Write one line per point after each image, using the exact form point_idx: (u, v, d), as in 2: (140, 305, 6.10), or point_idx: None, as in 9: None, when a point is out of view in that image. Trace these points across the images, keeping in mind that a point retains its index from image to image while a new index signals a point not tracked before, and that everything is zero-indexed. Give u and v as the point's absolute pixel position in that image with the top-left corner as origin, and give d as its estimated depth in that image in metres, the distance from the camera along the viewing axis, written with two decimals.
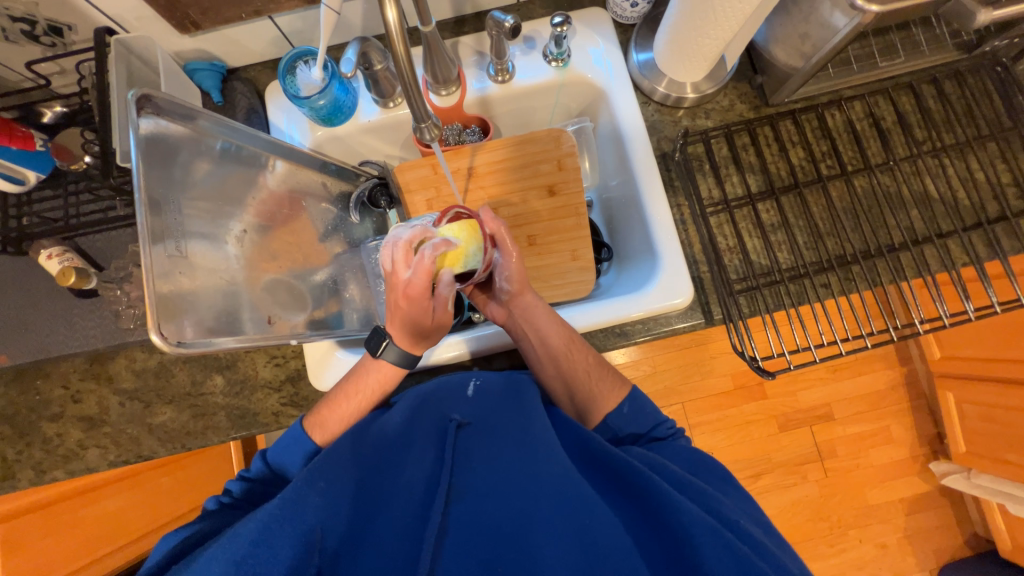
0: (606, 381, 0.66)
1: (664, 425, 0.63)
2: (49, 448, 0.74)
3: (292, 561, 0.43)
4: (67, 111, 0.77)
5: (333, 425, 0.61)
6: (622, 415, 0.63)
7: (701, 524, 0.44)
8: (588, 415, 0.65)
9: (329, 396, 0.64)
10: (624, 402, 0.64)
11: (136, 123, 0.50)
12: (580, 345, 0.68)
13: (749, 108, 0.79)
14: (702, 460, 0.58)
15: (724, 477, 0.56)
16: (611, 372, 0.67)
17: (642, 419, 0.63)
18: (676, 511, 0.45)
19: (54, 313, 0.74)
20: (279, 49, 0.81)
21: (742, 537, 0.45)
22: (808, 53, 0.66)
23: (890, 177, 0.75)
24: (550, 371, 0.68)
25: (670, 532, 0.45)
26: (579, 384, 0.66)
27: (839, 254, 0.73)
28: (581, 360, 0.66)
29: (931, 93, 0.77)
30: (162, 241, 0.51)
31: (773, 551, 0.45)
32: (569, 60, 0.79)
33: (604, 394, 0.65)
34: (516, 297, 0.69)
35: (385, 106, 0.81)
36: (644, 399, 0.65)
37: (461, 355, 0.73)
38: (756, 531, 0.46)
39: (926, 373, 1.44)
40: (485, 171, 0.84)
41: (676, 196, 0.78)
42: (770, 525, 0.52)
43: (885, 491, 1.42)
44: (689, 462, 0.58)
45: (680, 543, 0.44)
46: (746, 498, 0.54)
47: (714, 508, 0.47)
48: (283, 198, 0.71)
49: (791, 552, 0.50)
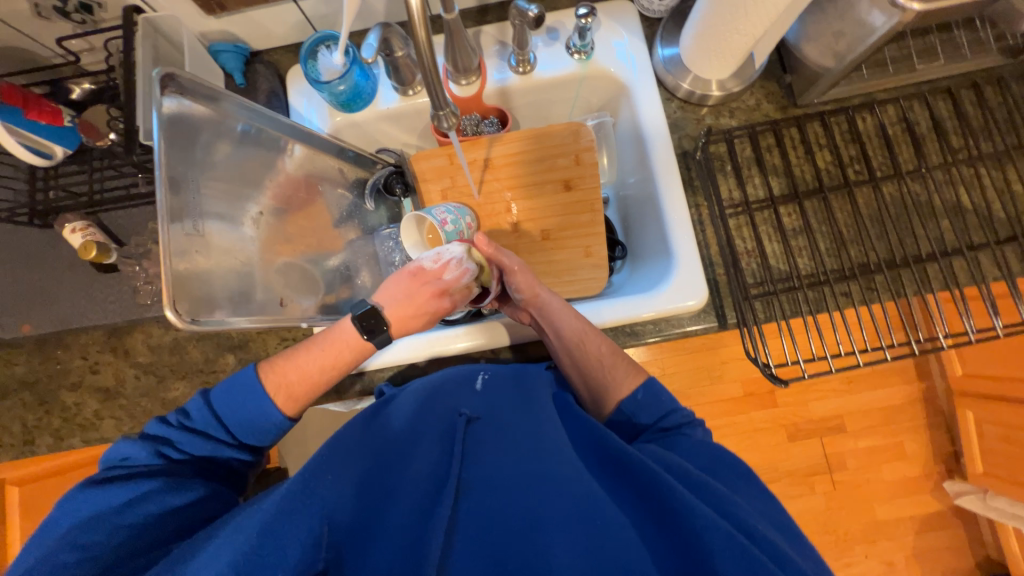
0: (620, 366, 0.64)
1: (677, 414, 0.60)
2: (67, 416, 0.76)
3: (302, 554, 0.44)
4: (95, 88, 0.77)
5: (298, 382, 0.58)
6: (636, 400, 0.61)
7: (718, 530, 0.43)
8: (603, 402, 0.63)
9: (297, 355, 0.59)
10: (639, 389, 0.62)
11: (159, 102, 0.51)
12: (594, 334, 0.66)
13: (776, 108, 0.77)
14: (722, 457, 0.55)
15: (742, 474, 0.53)
16: (625, 359, 0.65)
17: (657, 407, 0.60)
18: (692, 516, 0.44)
19: (77, 285, 0.76)
20: (301, 33, 0.81)
21: (757, 542, 0.44)
22: (843, 52, 0.64)
23: (922, 185, 0.72)
24: (567, 362, 0.67)
25: (684, 537, 0.44)
26: (596, 373, 0.64)
27: (862, 262, 0.71)
28: (596, 349, 0.65)
29: (971, 99, 0.73)
30: (180, 220, 0.52)
31: (791, 556, 0.43)
32: (592, 53, 0.78)
33: (619, 380, 0.63)
34: (540, 295, 0.68)
35: (405, 93, 0.80)
36: (660, 387, 0.62)
37: (499, 340, 0.73)
38: (774, 538, 0.44)
39: (946, 390, 1.39)
40: (502, 162, 0.83)
41: (695, 196, 0.76)
42: (788, 525, 0.50)
43: (895, 508, 1.39)
44: (707, 458, 0.55)
45: (696, 549, 0.43)
46: (766, 497, 0.52)
47: (729, 512, 0.46)
48: (300, 182, 0.72)
49: (806, 551, 0.49)
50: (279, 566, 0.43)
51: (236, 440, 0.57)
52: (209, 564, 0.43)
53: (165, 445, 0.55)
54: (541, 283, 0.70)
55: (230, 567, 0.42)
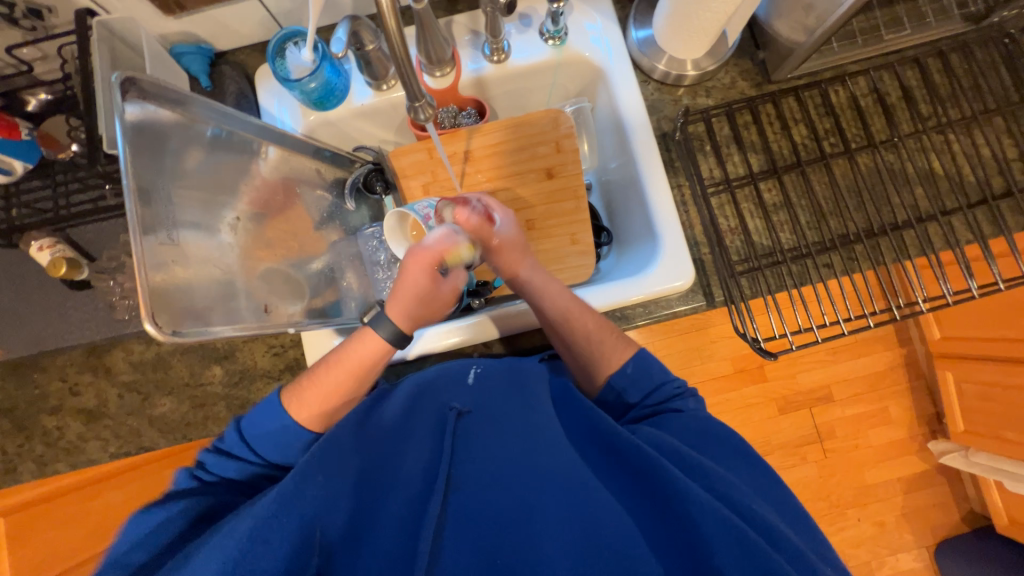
0: (608, 342, 0.63)
1: (671, 384, 0.61)
2: (49, 441, 0.74)
3: (290, 556, 0.42)
4: (51, 98, 0.73)
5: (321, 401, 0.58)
6: (626, 374, 0.61)
7: (713, 514, 0.43)
8: (594, 376, 0.64)
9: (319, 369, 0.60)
10: (628, 362, 0.62)
11: (120, 109, 0.49)
12: (581, 309, 0.65)
13: (751, 85, 0.77)
14: (714, 432, 0.56)
15: (736, 450, 0.54)
16: (615, 332, 0.65)
17: (644, 383, 0.61)
18: (688, 501, 0.44)
19: (49, 305, 0.73)
20: (267, 31, 0.79)
21: (753, 522, 0.44)
22: (812, 26, 0.65)
23: (895, 154, 0.74)
24: (555, 338, 0.66)
25: (681, 525, 0.45)
26: (584, 351, 0.64)
27: (842, 233, 0.72)
28: (580, 326, 0.63)
29: (937, 67, 0.75)
30: (153, 231, 0.51)
31: (786, 536, 0.44)
32: (566, 38, 0.77)
33: (609, 356, 0.63)
34: (519, 274, 0.67)
35: (379, 88, 0.79)
36: (651, 359, 0.63)
37: (491, 333, 0.73)
38: (769, 517, 0.45)
39: (925, 354, 1.44)
40: (482, 154, 0.82)
41: (677, 176, 0.76)
42: (786, 501, 0.51)
43: (883, 471, 1.44)
44: (698, 433, 0.55)
45: (693, 536, 0.44)
46: (762, 473, 0.52)
47: (725, 495, 0.46)
48: (277, 186, 0.70)
49: (806, 527, 0.49)
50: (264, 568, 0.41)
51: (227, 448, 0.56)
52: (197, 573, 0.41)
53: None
54: (524, 257, 0.67)
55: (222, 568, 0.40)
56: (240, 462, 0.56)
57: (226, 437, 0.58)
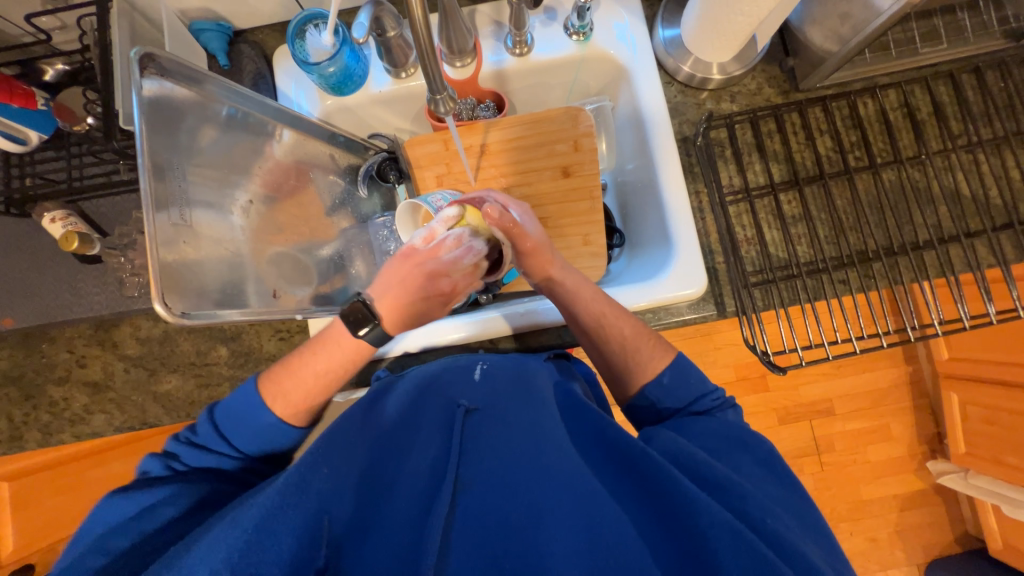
0: (644, 350, 0.61)
1: (710, 396, 0.59)
2: (55, 411, 0.75)
3: (296, 552, 0.43)
4: (70, 69, 0.74)
5: (292, 388, 0.56)
6: (663, 385, 0.59)
7: (722, 526, 0.42)
8: (624, 385, 0.62)
9: (296, 365, 0.57)
10: (664, 371, 0.59)
11: (138, 84, 0.49)
12: (615, 314, 0.63)
13: (777, 93, 0.76)
14: (743, 439, 0.54)
15: (763, 460, 0.52)
16: (651, 336, 0.63)
17: (688, 391, 0.58)
18: (698, 513, 0.43)
19: (59, 277, 0.74)
20: (287, 11, 0.77)
21: (767, 538, 0.43)
22: (847, 36, 0.63)
23: (921, 171, 0.72)
24: (588, 345, 0.65)
25: (690, 534, 0.43)
26: (618, 361, 0.62)
27: (861, 250, 0.71)
28: (618, 332, 0.62)
29: (972, 84, 0.73)
30: (165, 209, 0.50)
31: (804, 551, 0.42)
32: (591, 34, 0.75)
33: (644, 363, 0.60)
34: (552, 276, 0.64)
35: (398, 76, 0.78)
36: (687, 364, 0.60)
37: (502, 331, 0.72)
38: (783, 530, 0.43)
39: (931, 373, 1.43)
40: (498, 148, 0.81)
41: (695, 182, 0.75)
42: (808, 514, 0.49)
43: (880, 487, 1.43)
44: (723, 438, 0.53)
45: (700, 545, 0.43)
46: (790, 488, 0.50)
47: (739, 509, 0.45)
48: (290, 169, 0.69)
49: (828, 542, 0.47)
50: (269, 567, 0.41)
51: (225, 444, 0.55)
52: (203, 562, 0.40)
53: (168, 458, 0.55)
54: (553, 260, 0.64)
55: (226, 564, 0.40)
56: (236, 450, 0.56)
57: (201, 431, 0.56)
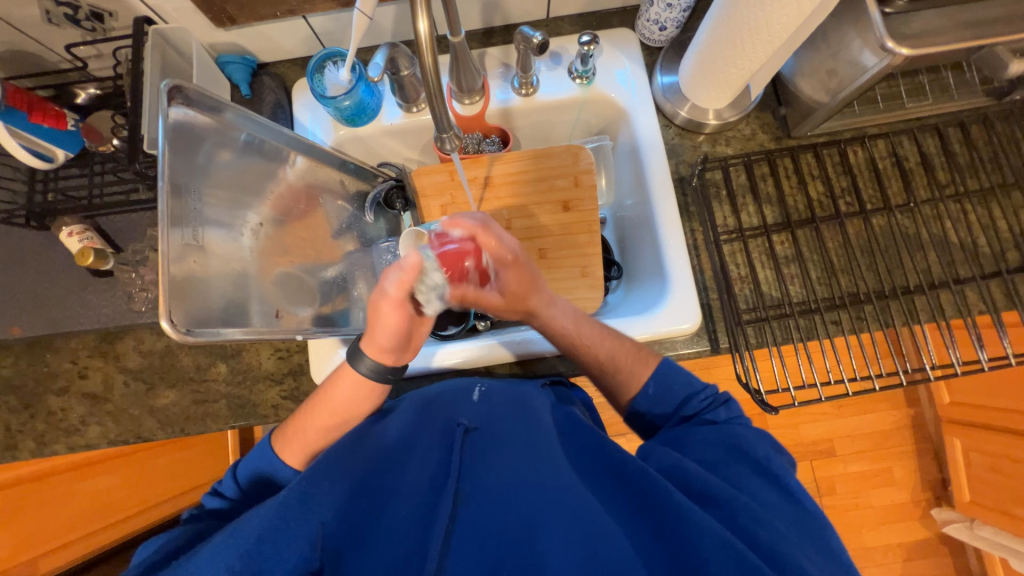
0: (625, 369, 0.60)
1: (699, 397, 0.57)
2: (52, 421, 0.75)
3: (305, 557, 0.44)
4: (101, 93, 0.79)
5: (304, 438, 0.58)
6: (648, 395, 0.58)
7: (712, 538, 0.42)
8: (617, 395, 0.62)
9: (305, 410, 0.60)
10: (649, 381, 0.59)
11: (165, 112, 0.52)
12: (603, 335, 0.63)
13: (771, 138, 0.79)
14: (738, 445, 0.51)
15: (758, 466, 0.50)
16: (638, 351, 0.62)
17: (673, 397, 0.57)
18: (688, 522, 0.43)
19: (69, 288, 0.76)
20: (309, 47, 0.82)
21: (758, 551, 0.43)
22: (835, 89, 0.66)
23: (909, 219, 0.74)
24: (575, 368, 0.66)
25: (680, 545, 0.43)
26: (604, 380, 0.62)
27: (853, 291, 0.72)
28: (593, 357, 0.62)
29: (958, 137, 0.76)
30: (180, 226, 0.52)
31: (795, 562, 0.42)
32: (593, 78, 0.80)
33: (629, 378, 0.60)
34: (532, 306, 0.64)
35: (409, 110, 0.82)
36: (674, 375, 0.59)
37: (513, 356, 0.73)
38: (778, 544, 0.43)
39: (933, 418, 1.41)
40: (501, 181, 0.84)
41: (691, 221, 0.78)
42: (822, 536, 0.46)
43: (883, 534, 1.40)
44: (722, 449, 0.51)
45: (687, 555, 0.43)
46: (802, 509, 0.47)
47: (732, 521, 0.45)
48: (300, 193, 0.72)
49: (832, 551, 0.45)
50: (277, 568, 0.43)
51: None
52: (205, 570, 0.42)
53: None
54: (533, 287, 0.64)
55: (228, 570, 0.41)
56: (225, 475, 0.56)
57: None
